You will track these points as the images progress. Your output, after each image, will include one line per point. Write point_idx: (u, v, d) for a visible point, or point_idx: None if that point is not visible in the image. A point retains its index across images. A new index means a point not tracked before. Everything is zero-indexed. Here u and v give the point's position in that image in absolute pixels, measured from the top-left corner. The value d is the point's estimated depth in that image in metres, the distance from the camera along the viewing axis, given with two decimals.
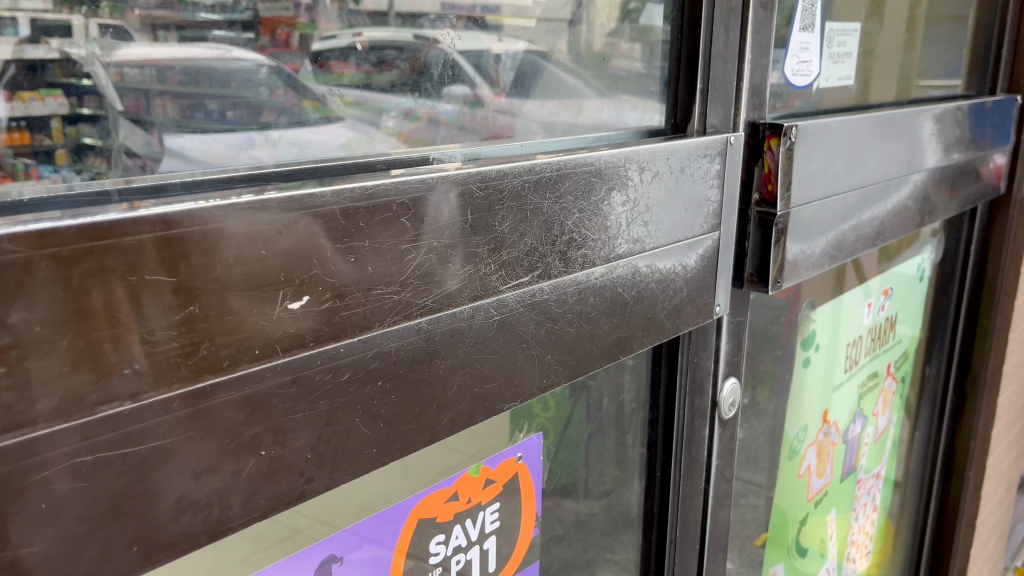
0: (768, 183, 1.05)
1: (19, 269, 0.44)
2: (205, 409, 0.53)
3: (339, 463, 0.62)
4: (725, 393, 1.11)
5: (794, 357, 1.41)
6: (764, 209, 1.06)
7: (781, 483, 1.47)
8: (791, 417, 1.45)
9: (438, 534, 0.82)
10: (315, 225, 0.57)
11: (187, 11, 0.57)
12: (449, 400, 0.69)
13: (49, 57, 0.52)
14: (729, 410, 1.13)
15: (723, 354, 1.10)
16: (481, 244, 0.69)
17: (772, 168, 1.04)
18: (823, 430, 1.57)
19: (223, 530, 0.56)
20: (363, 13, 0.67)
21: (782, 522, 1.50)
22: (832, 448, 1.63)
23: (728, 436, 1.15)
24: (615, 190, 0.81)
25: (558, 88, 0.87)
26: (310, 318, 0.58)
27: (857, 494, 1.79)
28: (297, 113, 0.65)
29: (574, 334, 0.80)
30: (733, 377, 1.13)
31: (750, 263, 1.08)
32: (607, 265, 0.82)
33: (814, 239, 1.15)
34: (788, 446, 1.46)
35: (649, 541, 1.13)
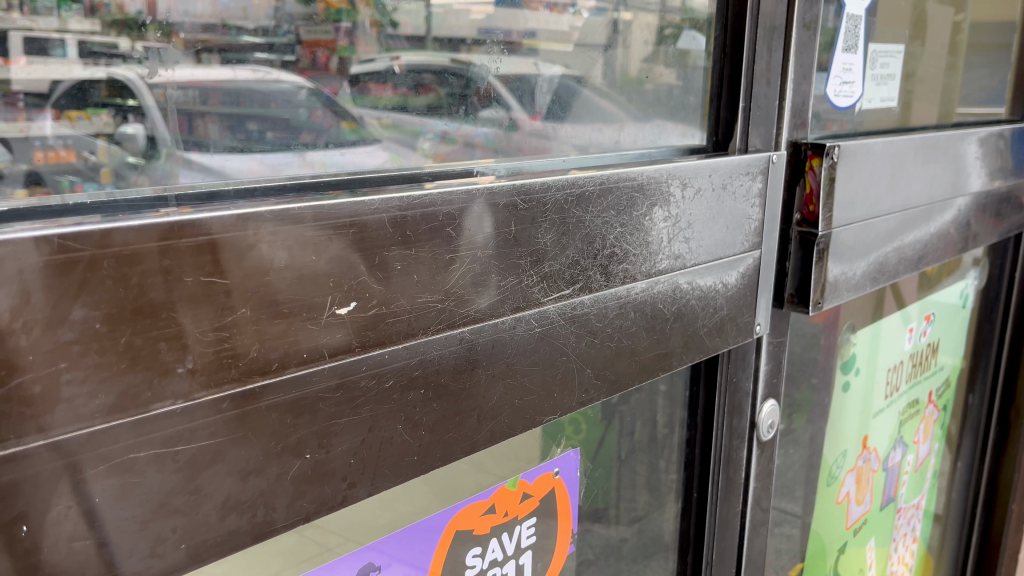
0: (810, 204, 1.04)
1: (83, 267, 0.45)
2: (254, 411, 0.53)
3: (380, 469, 0.62)
4: (764, 414, 1.10)
5: (833, 382, 1.39)
6: (805, 228, 1.05)
7: (819, 511, 1.44)
8: (829, 442, 1.43)
9: (474, 547, 0.82)
10: (364, 233, 0.58)
11: (230, 34, 0.58)
12: (489, 411, 0.70)
13: (96, 78, 0.52)
14: (767, 432, 1.12)
15: (763, 374, 1.09)
16: (523, 256, 0.70)
17: (814, 188, 1.04)
18: (862, 456, 1.55)
19: (267, 531, 0.56)
20: (403, 36, 0.68)
21: (820, 548, 1.47)
22: (871, 475, 1.60)
23: (765, 458, 1.14)
24: (657, 205, 0.81)
25: (594, 113, 0.87)
26: (356, 325, 0.58)
27: (896, 524, 1.75)
28: (334, 135, 0.65)
29: (614, 349, 0.80)
30: (772, 398, 1.12)
31: (791, 283, 1.07)
32: (648, 280, 0.82)
33: (855, 260, 1.14)
34: (826, 472, 1.44)
35: (685, 562, 1.12)
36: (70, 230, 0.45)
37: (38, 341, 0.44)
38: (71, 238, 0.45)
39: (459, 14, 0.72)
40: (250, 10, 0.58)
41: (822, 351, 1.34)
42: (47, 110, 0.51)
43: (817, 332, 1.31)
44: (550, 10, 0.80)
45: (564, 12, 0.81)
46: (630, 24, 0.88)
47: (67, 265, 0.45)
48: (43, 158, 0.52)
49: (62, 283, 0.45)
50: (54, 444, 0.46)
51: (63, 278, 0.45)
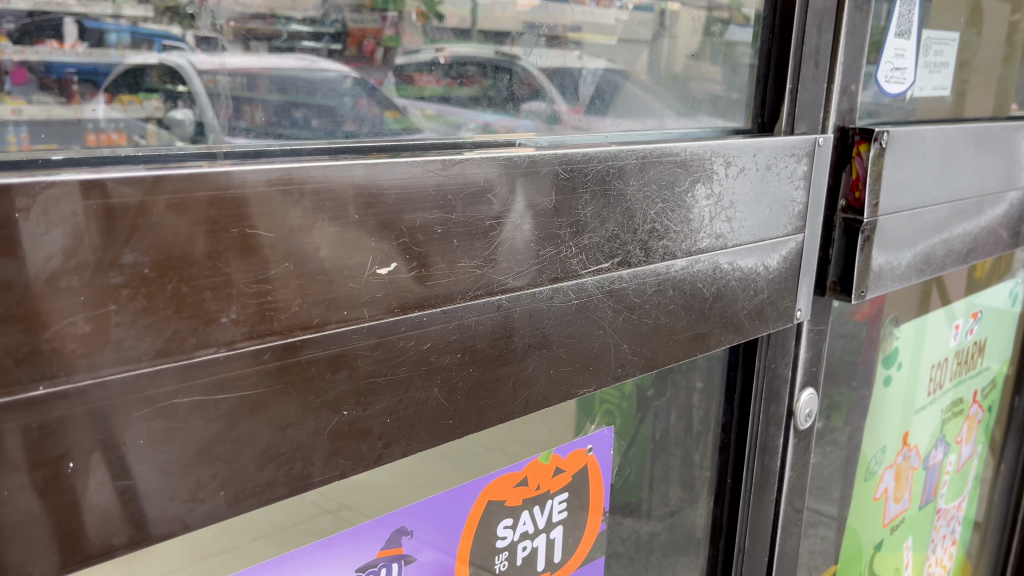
0: (855, 190, 1.02)
1: (131, 215, 0.46)
2: (294, 364, 0.54)
3: (415, 431, 0.63)
4: (801, 403, 1.09)
5: (875, 376, 1.37)
6: (850, 215, 1.03)
7: (855, 507, 1.42)
8: (868, 437, 1.40)
9: (505, 518, 0.82)
10: (408, 199, 0.59)
11: (279, 23, 0.58)
12: (525, 379, 0.70)
13: (148, 64, 0.54)
14: (804, 421, 1.10)
15: (801, 363, 1.07)
16: (563, 226, 0.69)
17: (860, 174, 1.02)
18: (901, 453, 1.52)
19: (304, 485, 0.57)
20: (449, 28, 0.69)
21: (856, 546, 1.45)
22: (911, 473, 1.56)
23: (802, 448, 1.13)
24: (700, 182, 0.80)
25: (637, 106, 0.86)
26: (395, 285, 0.59)
27: (935, 525, 1.71)
28: (378, 124, 0.66)
29: (652, 325, 0.80)
30: (811, 387, 1.10)
31: (834, 271, 1.05)
32: (688, 258, 0.81)
33: (901, 250, 1.12)
34: (864, 467, 1.42)
35: (717, 550, 1.11)
36: (122, 177, 0.46)
37: (89, 282, 0.45)
38: (122, 186, 0.46)
39: (505, 6, 0.72)
40: (298, 1, 0.59)
41: (863, 347, 1.31)
42: (101, 94, 0.52)
43: (858, 328, 1.29)
44: (597, 4, 0.79)
45: (611, 5, 0.81)
46: (676, 16, 0.88)
47: (116, 210, 0.46)
48: (96, 140, 0.53)
49: (111, 229, 0.46)
50: (102, 384, 0.47)
51: (112, 223, 0.46)
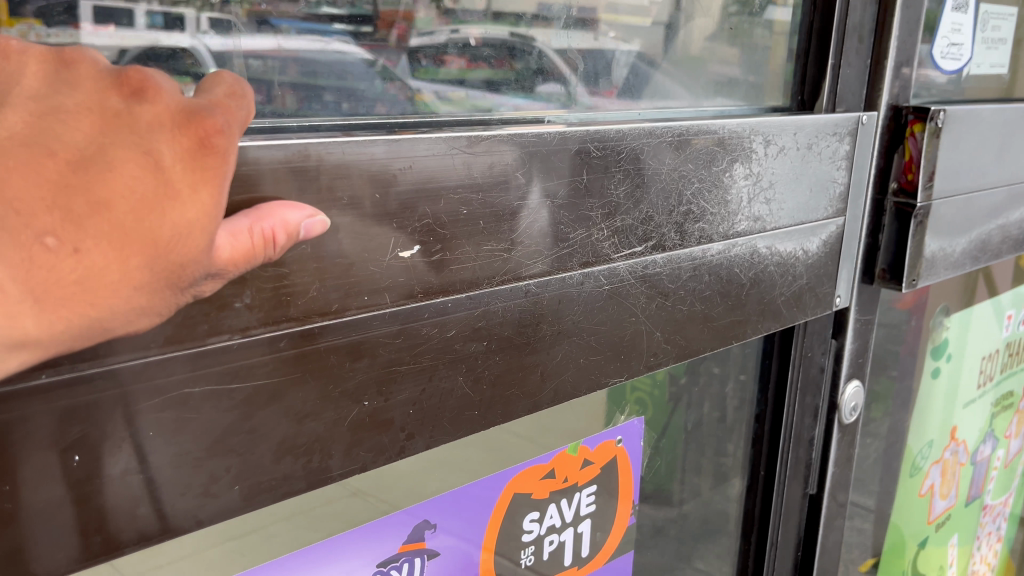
0: (908, 172, 0.97)
1: (263, 241, 0.43)
2: (312, 351, 0.51)
3: (439, 422, 0.60)
4: (846, 396, 1.03)
5: (921, 368, 1.32)
6: (901, 199, 0.98)
7: (899, 502, 1.37)
8: (913, 431, 1.36)
9: (532, 511, 0.78)
10: (433, 178, 0.55)
11: (310, 5, 0.55)
12: (554, 368, 0.66)
13: (181, 47, 0.51)
14: (849, 415, 1.05)
15: (847, 354, 1.02)
16: (595, 207, 0.65)
17: (914, 155, 0.96)
18: (948, 448, 1.47)
19: (323, 479, 0.54)
20: (484, 9, 0.65)
21: (898, 542, 1.40)
22: (957, 469, 1.51)
23: (845, 443, 1.07)
24: (738, 161, 0.76)
25: (668, 90, 0.81)
26: (418, 269, 0.56)
27: (981, 522, 1.65)
28: (408, 106, 0.62)
29: (686, 312, 0.76)
30: (856, 379, 1.04)
31: (884, 258, 1.00)
32: (724, 242, 0.77)
33: (955, 237, 1.07)
34: (908, 462, 1.37)
35: (748, 543, 1.07)
36: (274, 214, 0.45)
37: None
38: (274, 217, 0.44)
39: None
40: None
41: (904, 338, 1.27)
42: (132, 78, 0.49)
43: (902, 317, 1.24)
44: None
45: None
46: None
47: None
48: None
49: (243, 251, 0.42)
50: (109, 373, 0.44)
51: (244, 245, 0.42)
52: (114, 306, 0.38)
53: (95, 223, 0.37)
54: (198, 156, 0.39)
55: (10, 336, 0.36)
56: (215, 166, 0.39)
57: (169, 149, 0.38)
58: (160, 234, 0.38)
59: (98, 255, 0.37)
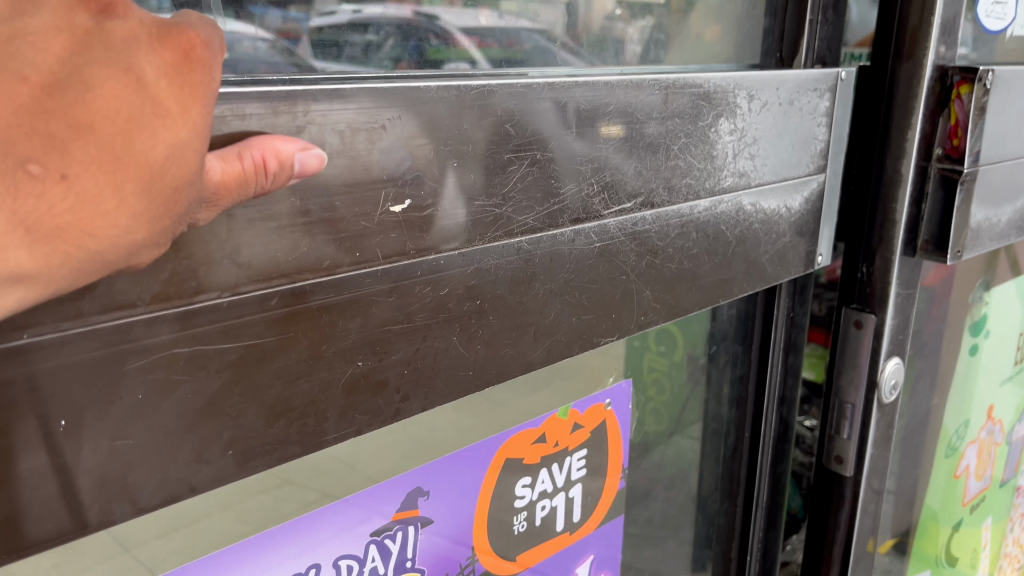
0: (954, 137, 0.91)
1: (256, 167, 0.44)
2: (303, 310, 0.49)
3: (434, 383, 0.58)
4: (886, 373, 0.99)
5: (962, 344, 1.22)
6: (946, 165, 0.92)
7: (934, 482, 1.27)
8: (952, 411, 1.25)
9: (523, 476, 0.77)
10: (422, 131, 0.53)
11: None
12: (546, 327, 0.65)
13: None
14: (890, 394, 1.00)
15: (887, 331, 0.97)
16: (584, 162, 0.64)
17: (959, 119, 0.91)
18: (985, 427, 1.36)
19: (318, 442, 0.52)
20: None
21: (931, 526, 1.30)
22: (994, 449, 1.41)
23: (885, 424, 1.03)
24: (723, 116, 0.75)
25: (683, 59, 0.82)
26: (410, 224, 0.54)
27: (1015, 502, 1.54)
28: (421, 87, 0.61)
29: (675, 271, 0.76)
30: (896, 356, 1.00)
31: (926, 227, 0.95)
32: (711, 198, 0.77)
33: (1000, 204, 1.01)
34: (945, 442, 1.26)
35: (734, 505, 1.07)
36: (262, 139, 0.45)
37: None
38: (261, 141, 0.45)
39: None
40: None
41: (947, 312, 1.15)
42: None
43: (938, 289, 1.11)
44: None
45: None
46: None
47: None
48: None
49: (234, 175, 0.43)
50: (92, 333, 0.42)
51: (236, 170, 0.43)
52: (112, 237, 0.38)
53: (83, 146, 0.35)
54: (182, 70, 0.38)
55: (8, 270, 0.35)
56: (200, 81, 0.39)
57: (151, 64, 0.37)
58: (151, 156, 0.37)
59: (91, 182, 0.36)
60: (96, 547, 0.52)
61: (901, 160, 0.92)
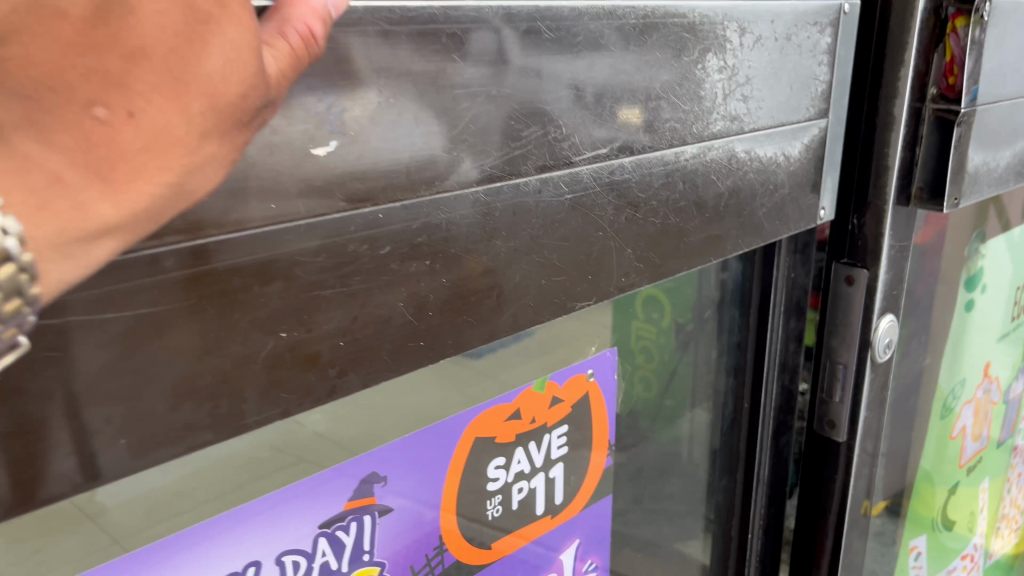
0: (950, 75, 0.83)
1: (301, 41, 0.38)
2: (209, 274, 0.42)
3: (378, 356, 0.50)
4: (880, 331, 0.92)
5: (959, 299, 1.15)
6: (942, 106, 0.84)
7: (933, 445, 1.20)
8: (948, 368, 1.17)
9: (496, 457, 0.70)
10: (348, 58, 0.45)
11: None
12: (512, 291, 0.58)
13: None
14: (883, 353, 0.94)
15: (882, 286, 0.91)
16: (549, 100, 0.56)
17: (956, 55, 0.83)
18: (982, 386, 1.30)
19: (236, 427, 0.45)
20: None
21: (930, 490, 1.22)
22: (991, 408, 1.35)
23: (879, 385, 0.97)
24: (711, 51, 0.67)
25: None
26: (338, 170, 0.46)
27: (1011, 463, 1.49)
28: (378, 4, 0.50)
29: (659, 227, 0.68)
30: (891, 314, 0.93)
31: (920, 175, 0.88)
32: (699, 144, 0.69)
33: (1000, 148, 0.93)
34: (943, 403, 1.19)
35: (733, 481, 1.00)
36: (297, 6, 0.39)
37: None
38: (298, 10, 0.39)
39: None
40: None
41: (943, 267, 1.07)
42: None
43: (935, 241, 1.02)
44: None
45: None
46: None
47: None
48: None
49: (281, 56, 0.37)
50: None
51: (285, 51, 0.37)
52: (186, 173, 0.31)
53: (138, 77, 0.29)
54: None
55: (91, 226, 0.29)
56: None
57: None
58: (214, 72, 0.30)
59: (161, 118, 0.29)
60: (60, 516, 0.46)
61: (894, 100, 0.84)
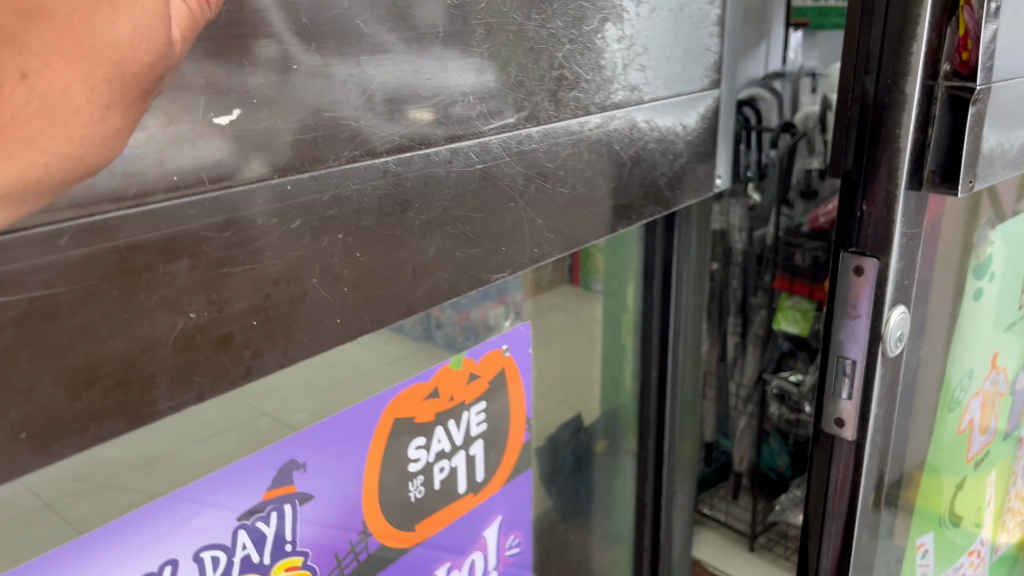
0: (965, 49, 0.71)
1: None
2: (110, 251, 0.39)
3: (294, 335, 0.49)
4: (892, 324, 0.79)
5: (969, 287, 1.02)
6: (954, 84, 0.71)
7: (938, 444, 1.06)
8: (956, 358, 1.04)
9: (417, 438, 0.69)
10: (243, 21, 0.43)
11: None
12: (427, 264, 0.57)
13: None
14: (895, 347, 0.81)
15: (894, 275, 0.77)
16: (455, 68, 0.55)
17: (971, 28, 0.70)
18: (989, 377, 1.20)
19: (146, 416, 0.42)
20: None
21: (935, 483, 1.09)
22: (997, 400, 1.26)
23: (889, 381, 0.83)
24: (609, 20, 0.68)
25: None
26: (241, 140, 0.44)
27: (1015, 461, 1.43)
28: None
29: (567, 197, 0.68)
30: (902, 304, 0.80)
31: (932, 156, 0.74)
32: (603, 114, 0.69)
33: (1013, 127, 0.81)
34: (949, 396, 1.05)
35: (645, 448, 1.03)
36: None
37: None
38: None
39: None
40: None
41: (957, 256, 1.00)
42: None
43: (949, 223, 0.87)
44: None
45: None
46: None
47: None
48: None
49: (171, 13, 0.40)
50: None
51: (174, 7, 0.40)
52: (95, 127, 0.38)
53: (37, 36, 0.35)
54: None
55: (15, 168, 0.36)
56: None
57: None
58: (123, 42, 0.38)
59: (60, 75, 0.37)
60: None
61: (906, 77, 0.71)
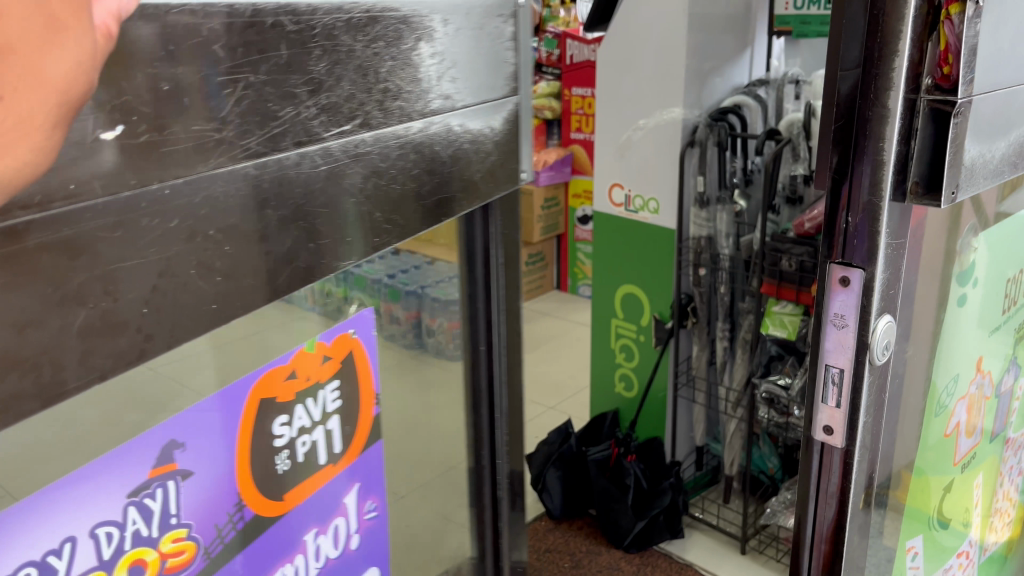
0: (945, 65, 0.97)
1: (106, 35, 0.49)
2: (20, 251, 0.46)
3: (180, 320, 0.56)
4: (878, 333, 1.11)
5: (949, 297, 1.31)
6: (936, 97, 0.99)
7: (925, 446, 1.38)
8: (939, 370, 1.35)
9: (279, 415, 0.77)
10: (121, 49, 0.50)
11: None
12: (285, 255, 0.65)
13: None
14: (882, 353, 1.13)
15: (877, 285, 1.08)
16: (299, 84, 0.64)
17: (951, 45, 0.97)
18: (977, 382, 1.52)
19: (57, 395, 0.49)
20: None
21: (925, 487, 1.42)
22: (983, 403, 1.59)
23: (879, 374, 1.16)
24: (422, 39, 0.78)
25: None
26: (126, 151, 0.51)
27: (1005, 455, 1.79)
28: None
29: (399, 192, 0.79)
30: (887, 315, 1.12)
31: (917, 169, 1.03)
32: (423, 120, 0.80)
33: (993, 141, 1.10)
34: (937, 400, 1.37)
35: (478, 416, 1.11)
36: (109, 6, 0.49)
37: None
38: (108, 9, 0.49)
39: None
40: None
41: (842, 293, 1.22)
42: None
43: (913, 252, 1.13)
44: None
45: None
46: None
47: None
48: None
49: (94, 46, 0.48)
50: None
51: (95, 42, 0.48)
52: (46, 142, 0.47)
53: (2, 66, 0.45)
54: None
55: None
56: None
57: None
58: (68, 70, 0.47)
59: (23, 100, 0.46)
60: None
61: (891, 92, 0.99)
